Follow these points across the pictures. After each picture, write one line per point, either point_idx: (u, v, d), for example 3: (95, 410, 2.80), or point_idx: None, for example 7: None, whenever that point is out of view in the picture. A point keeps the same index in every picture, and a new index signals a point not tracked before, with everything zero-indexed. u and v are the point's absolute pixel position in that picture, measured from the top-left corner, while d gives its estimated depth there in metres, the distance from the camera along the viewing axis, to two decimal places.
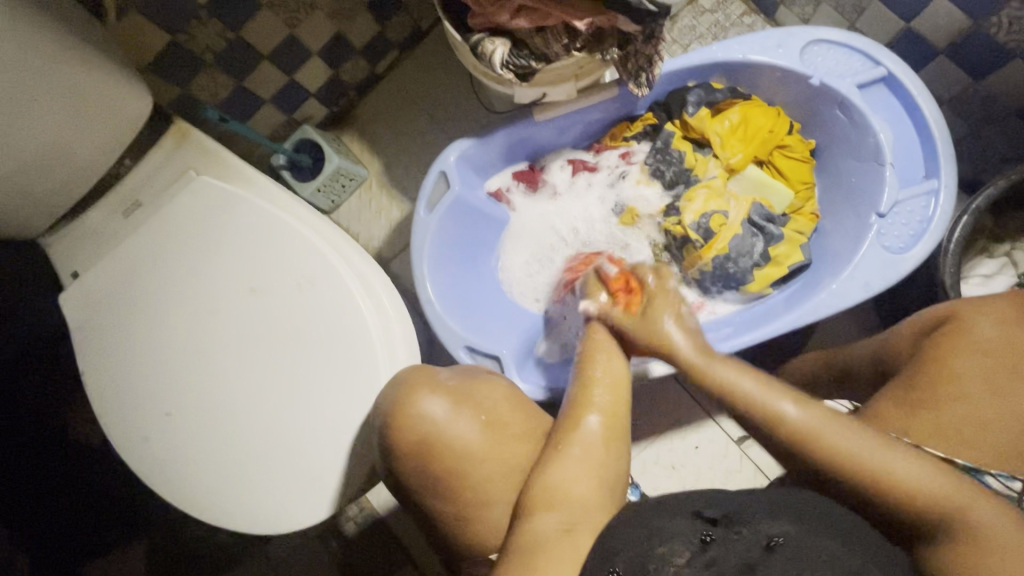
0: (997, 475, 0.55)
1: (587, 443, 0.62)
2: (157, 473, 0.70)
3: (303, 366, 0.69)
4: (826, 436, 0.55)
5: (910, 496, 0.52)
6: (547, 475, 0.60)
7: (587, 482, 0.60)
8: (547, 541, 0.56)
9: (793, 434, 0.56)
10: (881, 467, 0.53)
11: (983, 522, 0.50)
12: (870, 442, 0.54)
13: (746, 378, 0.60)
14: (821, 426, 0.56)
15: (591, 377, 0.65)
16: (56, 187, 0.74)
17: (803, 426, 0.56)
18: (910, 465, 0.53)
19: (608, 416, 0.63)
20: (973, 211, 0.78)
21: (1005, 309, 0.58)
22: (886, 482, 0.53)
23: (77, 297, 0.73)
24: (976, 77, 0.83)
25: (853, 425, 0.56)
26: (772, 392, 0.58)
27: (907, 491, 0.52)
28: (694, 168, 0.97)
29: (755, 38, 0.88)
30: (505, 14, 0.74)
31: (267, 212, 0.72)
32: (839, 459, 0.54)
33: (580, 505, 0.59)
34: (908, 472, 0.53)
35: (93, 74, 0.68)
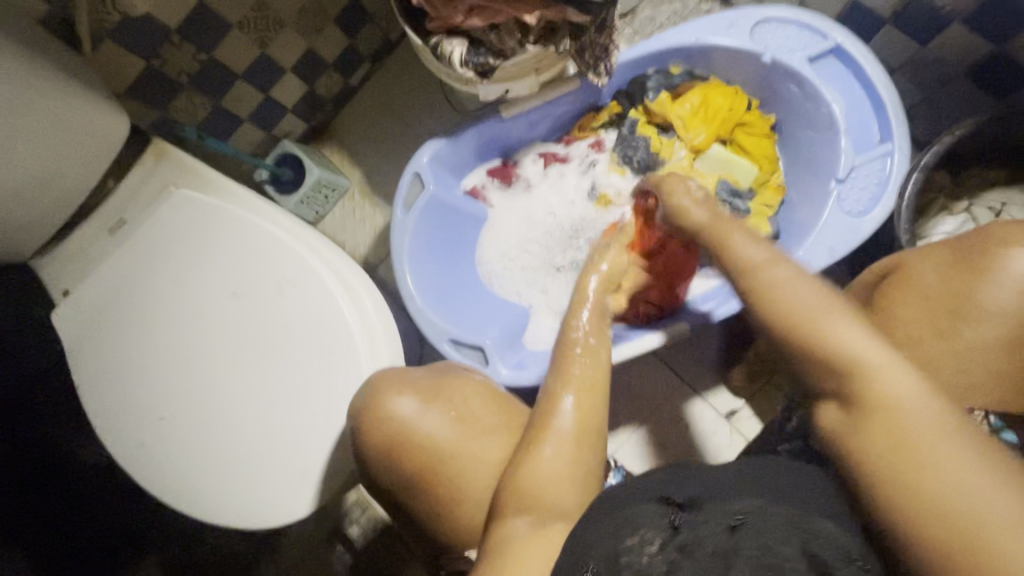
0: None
1: (558, 440, 0.61)
2: (154, 479, 0.73)
3: (285, 363, 0.72)
4: (781, 290, 0.50)
5: (838, 359, 0.45)
6: (518, 476, 0.61)
7: (561, 480, 0.60)
8: (518, 542, 0.57)
9: (750, 292, 0.52)
10: (831, 332, 0.46)
11: (910, 406, 0.42)
12: (825, 300, 0.48)
13: (751, 247, 0.55)
14: (781, 278, 0.51)
15: (567, 377, 0.65)
16: (44, 209, 0.77)
17: (757, 282, 0.52)
18: (855, 334, 0.46)
19: (583, 409, 0.63)
20: (924, 168, 0.80)
21: (947, 254, 0.60)
22: (825, 345, 0.46)
23: (69, 313, 0.77)
24: (921, 43, 0.86)
25: (811, 282, 0.50)
26: (750, 245, 0.55)
27: (845, 360, 0.45)
28: (659, 151, 1.01)
29: (706, 22, 0.92)
30: (458, 15, 0.77)
31: (246, 220, 0.75)
32: (789, 318, 0.48)
33: (553, 504, 0.59)
34: (845, 331, 0.46)
35: (76, 99, 0.72)
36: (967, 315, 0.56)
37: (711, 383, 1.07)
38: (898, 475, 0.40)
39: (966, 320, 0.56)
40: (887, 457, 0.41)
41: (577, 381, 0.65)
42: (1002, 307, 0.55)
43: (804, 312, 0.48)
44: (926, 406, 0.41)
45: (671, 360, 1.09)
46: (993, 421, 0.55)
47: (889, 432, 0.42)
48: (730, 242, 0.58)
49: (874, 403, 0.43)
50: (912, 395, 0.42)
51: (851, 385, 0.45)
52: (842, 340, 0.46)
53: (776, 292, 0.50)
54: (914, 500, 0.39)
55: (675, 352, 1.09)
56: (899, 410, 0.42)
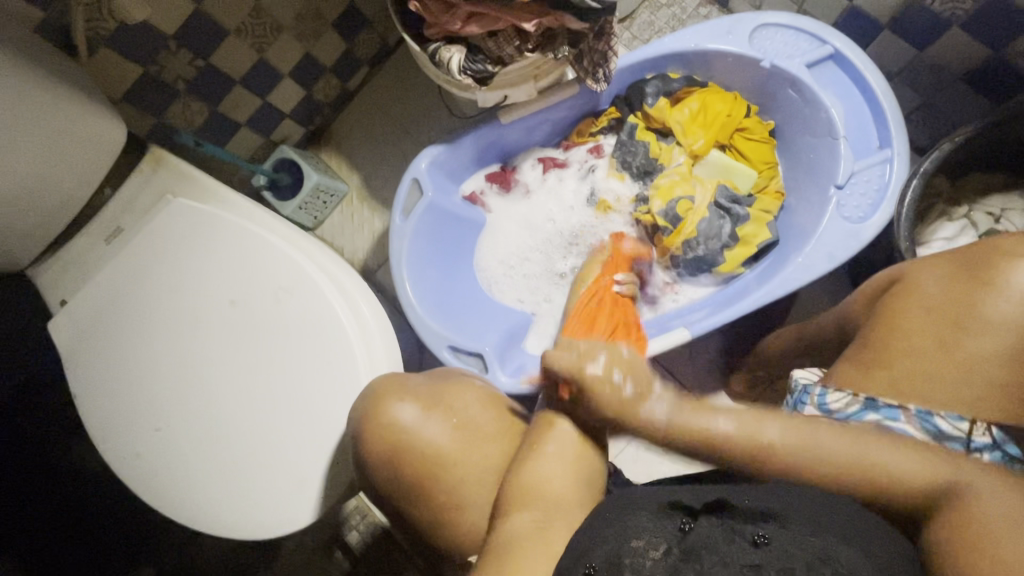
0: (944, 416, 0.56)
1: (560, 438, 0.63)
2: (151, 489, 0.73)
3: (283, 372, 0.71)
4: (816, 439, 0.55)
5: (898, 484, 0.53)
6: (521, 474, 0.62)
7: (563, 479, 0.61)
8: (522, 541, 0.56)
9: (775, 467, 0.55)
10: (873, 458, 0.54)
11: (990, 504, 0.49)
12: (865, 439, 0.55)
13: (717, 417, 0.56)
14: (801, 437, 0.55)
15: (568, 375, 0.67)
16: (39, 217, 0.76)
17: (784, 448, 0.55)
18: (903, 456, 0.53)
19: None
20: (922, 174, 0.79)
21: (951, 263, 0.60)
22: (881, 473, 0.53)
23: (65, 322, 0.76)
24: (918, 49, 0.86)
25: (834, 429, 0.56)
26: (751, 420, 0.56)
27: (898, 484, 0.53)
28: (659, 156, 1.00)
29: (705, 27, 0.92)
30: (456, 22, 0.77)
31: (243, 228, 0.75)
32: (832, 463, 0.54)
33: (557, 503, 0.59)
34: (888, 456, 0.53)
35: (72, 107, 0.71)
36: (969, 326, 0.56)
37: (710, 388, 1.03)
38: (988, 559, 0.46)
39: (967, 330, 0.56)
40: (970, 549, 0.47)
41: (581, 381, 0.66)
42: (1003, 319, 0.55)
43: (859, 455, 0.54)
44: (1001, 496, 0.49)
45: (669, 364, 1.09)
46: (994, 434, 0.56)
47: (973, 529, 0.48)
48: (697, 426, 0.56)
49: (966, 508, 0.49)
50: (1001, 498, 0.49)
51: (934, 510, 0.51)
52: (901, 467, 0.53)
53: (824, 447, 0.55)
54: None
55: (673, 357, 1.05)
56: (986, 513, 0.48)
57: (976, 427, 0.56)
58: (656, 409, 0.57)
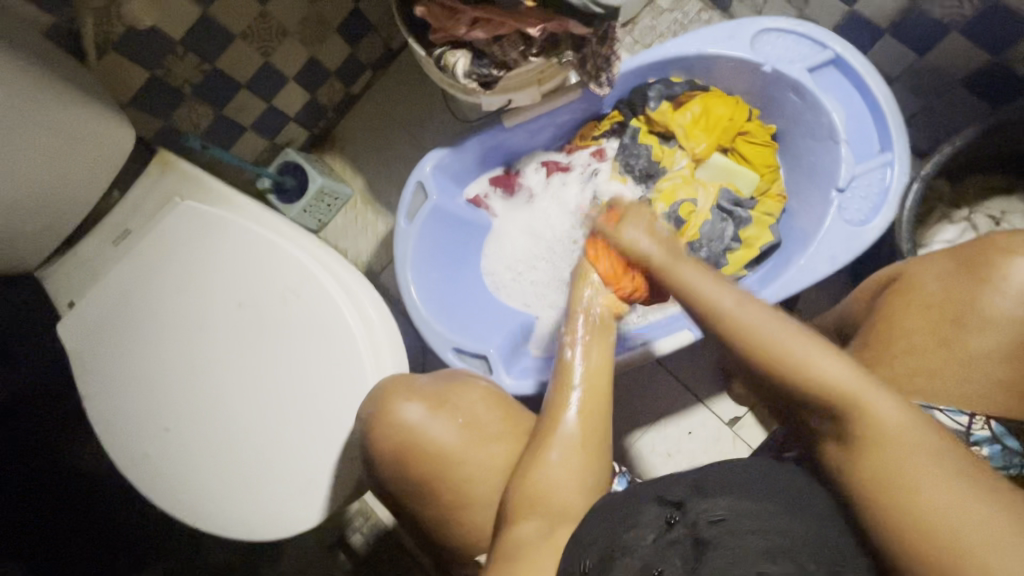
0: (942, 410, 0.55)
1: (563, 445, 0.62)
2: (159, 490, 0.73)
3: (289, 373, 0.72)
4: (750, 323, 0.48)
5: (831, 396, 0.46)
6: (525, 480, 0.62)
7: (568, 486, 0.61)
8: (528, 547, 0.58)
9: (721, 329, 0.50)
10: (810, 364, 0.46)
11: (896, 435, 0.45)
12: (793, 334, 0.48)
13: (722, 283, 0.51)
14: (752, 319, 0.48)
15: (569, 379, 0.65)
16: (49, 219, 0.77)
17: (734, 322, 0.49)
18: (835, 365, 0.46)
19: (586, 411, 0.64)
20: (922, 178, 0.81)
21: (950, 263, 0.60)
22: (815, 382, 0.46)
23: (74, 324, 0.77)
24: (919, 54, 0.87)
25: (770, 313, 0.49)
26: (725, 289, 0.50)
27: (836, 393, 0.46)
28: (661, 160, 1.02)
29: (706, 32, 0.92)
30: (462, 27, 0.78)
31: (249, 230, 0.75)
32: (758, 349, 0.48)
33: (562, 510, 0.60)
34: (828, 365, 0.46)
35: (82, 110, 0.72)
36: (967, 323, 0.57)
37: (712, 390, 1.07)
38: (885, 491, 0.44)
39: (967, 329, 0.57)
40: (871, 484, 0.45)
41: (583, 391, 0.65)
42: (1003, 316, 0.55)
43: (781, 348, 0.47)
44: (906, 422, 0.45)
45: (670, 364, 1.09)
46: (994, 427, 0.54)
47: (875, 441, 0.45)
48: (678, 275, 0.53)
49: (873, 433, 0.45)
50: (901, 419, 0.45)
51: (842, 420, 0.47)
52: (828, 373, 0.46)
53: (751, 333, 0.48)
54: (908, 518, 0.43)
55: (677, 359, 1.09)
56: (886, 432, 0.45)
57: (975, 420, 0.54)
58: (691, 277, 0.52)
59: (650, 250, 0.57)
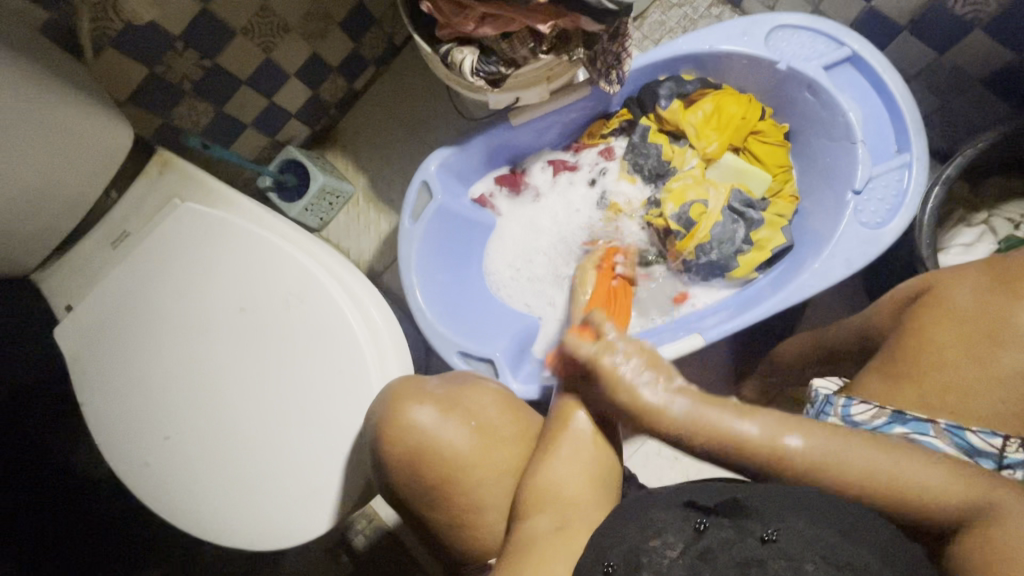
0: (975, 432, 0.55)
1: (575, 439, 0.61)
2: (159, 498, 0.72)
3: (292, 380, 0.70)
4: (844, 460, 0.51)
5: (934, 509, 0.50)
6: (538, 477, 0.61)
7: (580, 480, 0.60)
8: (543, 541, 0.56)
9: (799, 470, 0.52)
10: (902, 477, 0.50)
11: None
12: (895, 458, 0.51)
13: (748, 421, 0.53)
14: (832, 449, 0.52)
15: (575, 375, 0.65)
16: (45, 221, 0.75)
17: (812, 457, 0.51)
18: (932, 473, 0.50)
19: (596, 407, 0.63)
20: (946, 180, 0.79)
21: (979, 273, 0.59)
22: (915, 500, 0.50)
23: (72, 328, 0.75)
24: (939, 51, 0.85)
25: (868, 442, 0.52)
26: (778, 427, 0.53)
27: (945, 502, 0.49)
28: (671, 159, 0.99)
29: (719, 28, 0.90)
30: (470, 23, 0.75)
31: (250, 232, 0.73)
32: (855, 484, 0.51)
33: (575, 504, 0.59)
34: (921, 475, 0.50)
35: (79, 109, 0.70)
36: (1003, 340, 0.55)
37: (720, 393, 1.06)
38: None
39: (1003, 344, 0.55)
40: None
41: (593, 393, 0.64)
42: None
43: (881, 470, 0.51)
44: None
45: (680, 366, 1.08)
46: None
47: (1006, 535, 0.47)
48: (700, 414, 0.53)
49: (1000, 527, 0.48)
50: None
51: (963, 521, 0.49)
52: (928, 482, 0.50)
53: (843, 469, 0.51)
54: None
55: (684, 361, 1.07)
56: (1016, 526, 0.47)
57: (1009, 442, 0.54)
58: (725, 421, 0.53)
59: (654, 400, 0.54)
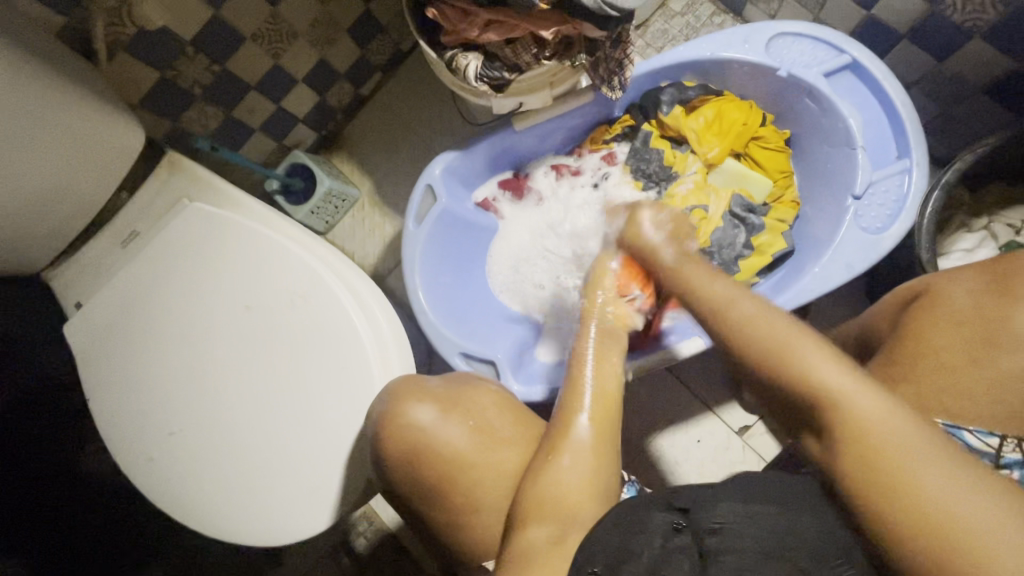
0: (971, 430, 0.53)
1: (576, 451, 0.61)
2: (164, 495, 0.73)
3: (296, 378, 0.71)
4: (755, 327, 0.50)
5: (816, 397, 0.45)
6: (535, 486, 0.60)
7: (580, 490, 0.59)
8: (538, 554, 0.56)
9: (733, 330, 0.51)
10: (813, 370, 0.46)
11: (888, 431, 0.42)
12: (791, 330, 0.49)
13: (715, 282, 0.56)
14: (752, 312, 0.51)
15: (579, 385, 0.64)
16: (56, 222, 0.77)
17: (739, 319, 0.51)
18: (850, 379, 0.45)
19: (600, 419, 0.62)
20: (945, 186, 0.80)
21: (977, 275, 0.59)
22: (798, 375, 0.46)
23: (81, 326, 0.76)
24: (939, 59, 0.85)
25: (787, 318, 0.50)
26: (732, 290, 0.54)
27: (828, 399, 0.45)
28: (673, 165, 1.00)
29: (721, 35, 0.91)
30: (474, 30, 0.76)
31: (257, 233, 0.75)
32: (763, 349, 0.49)
33: (574, 514, 0.58)
34: (829, 371, 0.46)
35: (90, 112, 0.72)
36: (1001, 341, 0.55)
37: (722, 398, 1.06)
38: (877, 476, 0.42)
39: (999, 346, 0.55)
40: (861, 468, 0.42)
41: (592, 400, 0.63)
42: None
43: (780, 341, 0.48)
44: (896, 422, 0.42)
45: (680, 371, 1.08)
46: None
47: (866, 436, 0.43)
48: (692, 274, 0.60)
49: (862, 428, 0.43)
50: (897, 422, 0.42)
51: (833, 416, 0.45)
52: (824, 376, 0.46)
53: (751, 325, 0.50)
54: (909, 514, 0.40)
55: (687, 366, 1.07)
56: (866, 418, 0.43)
57: (1007, 443, 0.53)
58: (709, 284, 0.56)
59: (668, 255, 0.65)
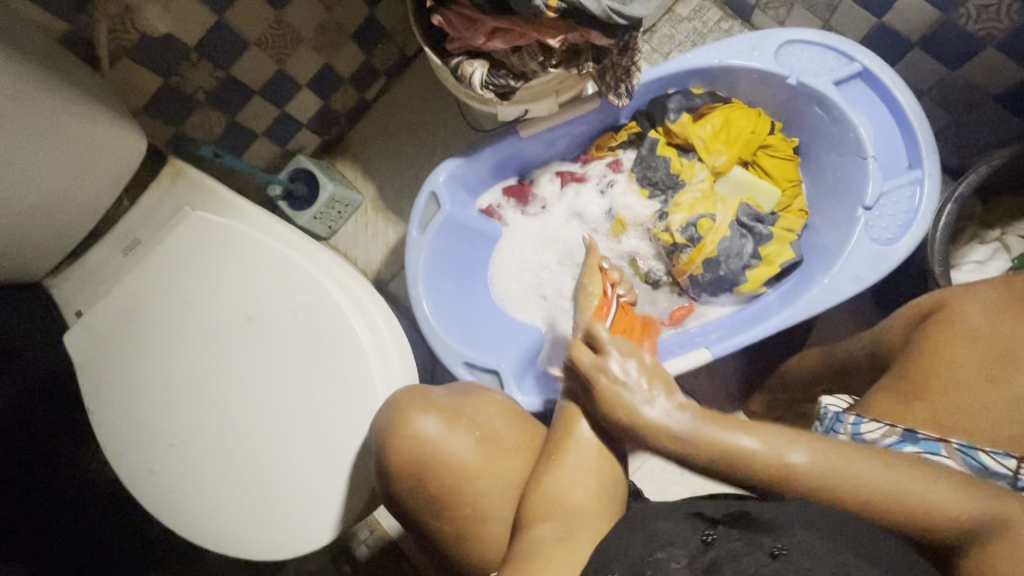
0: (989, 452, 0.53)
1: (580, 448, 0.60)
2: (164, 506, 0.72)
3: (298, 389, 0.70)
4: (844, 476, 0.50)
5: (950, 526, 0.48)
6: (541, 483, 0.60)
7: (584, 488, 0.59)
8: (544, 549, 0.55)
9: (805, 488, 0.50)
10: (920, 499, 0.48)
11: None
12: (885, 467, 0.50)
13: (745, 433, 0.52)
14: (837, 469, 0.50)
15: (576, 386, 0.64)
16: (58, 230, 0.76)
17: (820, 477, 0.50)
18: (953, 494, 0.48)
19: (599, 413, 0.62)
20: (958, 198, 0.79)
21: (993, 293, 0.57)
22: (926, 513, 0.48)
23: (82, 334, 0.76)
24: (951, 67, 0.84)
25: (873, 458, 0.51)
26: (776, 442, 0.51)
27: (960, 520, 0.48)
28: (680, 172, 0.98)
29: (730, 42, 0.90)
30: (480, 37, 0.75)
31: (259, 242, 0.74)
32: (867, 500, 0.49)
33: (578, 512, 0.58)
34: (943, 496, 0.48)
35: (91, 119, 0.71)
36: (1016, 358, 0.54)
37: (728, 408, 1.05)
38: None
39: (1014, 363, 0.54)
40: None
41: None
42: None
43: (894, 490, 0.49)
44: None
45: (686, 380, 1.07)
46: None
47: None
48: (714, 434, 0.52)
49: (1014, 544, 0.46)
50: None
51: (987, 539, 0.47)
52: (951, 505, 0.48)
53: (845, 483, 0.50)
54: None
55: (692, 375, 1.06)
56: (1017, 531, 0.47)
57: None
58: (735, 436, 0.51)
59: (676, 423, 0.53)
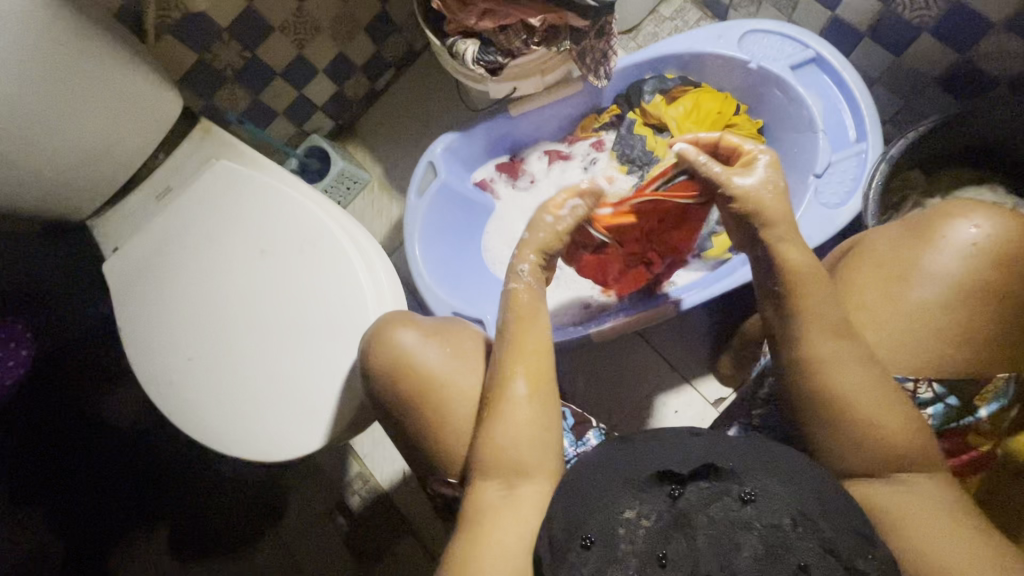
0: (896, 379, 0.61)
1: (512, 408, 0.64)
2: (179, 414, 0.81)
3: (302, 313, 0.80)
4: (839, 372, 0.58)
5: (893, 449, 0.57)
6: (480, 437, 0.64)
7: (516, 445, 0.63)
8: (488, 503, 0.61)
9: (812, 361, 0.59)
10: (882, 424, 0.57)
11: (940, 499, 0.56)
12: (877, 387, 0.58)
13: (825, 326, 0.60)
14: (849, 362, 0.58)
15: (515, 348, 0.66)
16: (100, 175, 0.88)
17: (825, 356, 0.59)
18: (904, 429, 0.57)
19: (530, 375, 0.65)
20: (888, 159, 0.85)
21: (898, 229, 0.66)
22: (880, 434, 0.57)
23: (117, 265, 0.87)
24: (895, 54, 0.94)
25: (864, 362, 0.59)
26: (825, 319, 0.59)
27: (900, 451, 0.56)
28: (654, 150, 1.08)
29: (698, 33, 1.02)
30: (472, 17, 0.88)
31: (273, 187, 0.85)
32: (849, 397, 0.58)
33: (519, 468, 0.62)
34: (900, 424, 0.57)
35: (137, 78, 0.83)
36: (911, 280, 0.63)
37: (700, 372, 1.12)
38: (920, 535, 0.53)
39: (909, 283, 0.63)
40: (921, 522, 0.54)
41: (527, 360, 0.66)
42: (945, 272, 0.61)
43: (866, 404, 0.57)
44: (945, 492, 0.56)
45: (661, 347, 1.14)
46: (936, 389, 0.61)
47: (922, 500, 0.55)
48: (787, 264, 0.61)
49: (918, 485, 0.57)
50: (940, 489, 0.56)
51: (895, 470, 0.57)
52: (904, 436, 0.57)
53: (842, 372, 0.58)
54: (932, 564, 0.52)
55: (667, 342, 1.14)
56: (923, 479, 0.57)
57: (920, 385, 0.62)
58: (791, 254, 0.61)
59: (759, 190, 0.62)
